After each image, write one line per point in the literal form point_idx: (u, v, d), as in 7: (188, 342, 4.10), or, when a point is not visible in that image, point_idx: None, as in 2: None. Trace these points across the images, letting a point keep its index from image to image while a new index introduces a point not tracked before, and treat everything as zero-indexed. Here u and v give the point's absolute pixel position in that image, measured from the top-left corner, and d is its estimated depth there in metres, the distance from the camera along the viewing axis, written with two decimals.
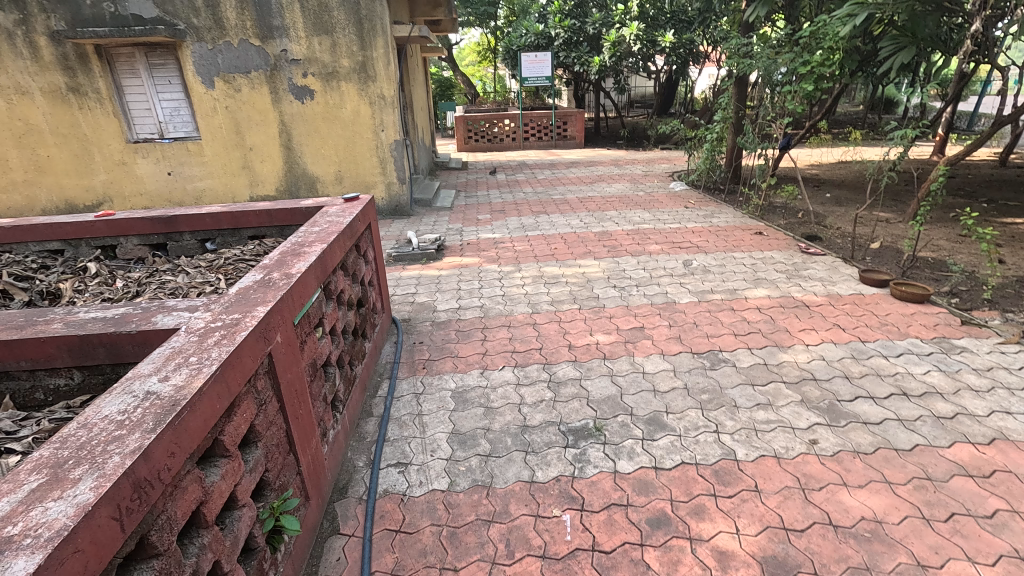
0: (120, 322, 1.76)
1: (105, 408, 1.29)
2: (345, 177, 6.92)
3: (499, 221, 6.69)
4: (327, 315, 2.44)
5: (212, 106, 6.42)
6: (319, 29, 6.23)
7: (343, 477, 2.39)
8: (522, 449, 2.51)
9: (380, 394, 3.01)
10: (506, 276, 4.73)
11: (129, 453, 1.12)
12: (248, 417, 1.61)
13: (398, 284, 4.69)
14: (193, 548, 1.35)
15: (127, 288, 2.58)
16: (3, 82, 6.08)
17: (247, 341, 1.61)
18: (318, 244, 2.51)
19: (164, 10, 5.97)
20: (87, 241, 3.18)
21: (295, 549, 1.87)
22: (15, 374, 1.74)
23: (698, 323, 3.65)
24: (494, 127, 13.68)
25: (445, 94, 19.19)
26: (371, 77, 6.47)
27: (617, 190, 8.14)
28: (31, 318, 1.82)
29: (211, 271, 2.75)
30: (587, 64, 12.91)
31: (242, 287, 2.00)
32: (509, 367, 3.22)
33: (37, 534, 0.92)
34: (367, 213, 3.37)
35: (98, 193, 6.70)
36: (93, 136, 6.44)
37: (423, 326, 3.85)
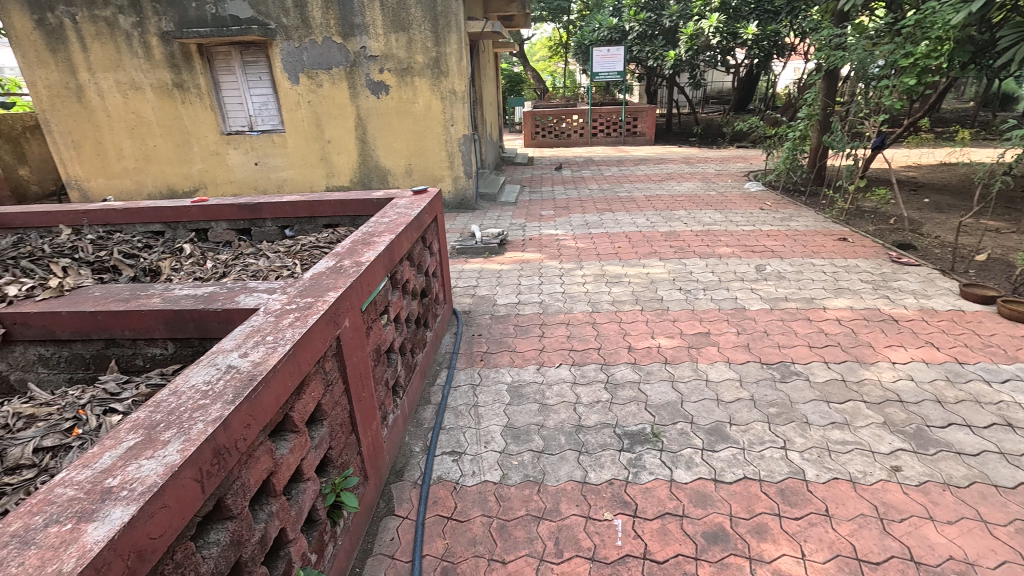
0: (209, 299, 1.91)
1: (192, 377, 1.41)
2: (414, 170, 7.12)
3: (562, 217, 6.64)
4: (392, 304, 2.52)
5: (297, 101, 6.82)
6: (396, 26, 6.44)
7: (399, 460, 2.48)
8: (575, 449, 2.49)
9: (438, 383, 3.09)
10: (566, 273, 4.69)
11: (211, 422, 1.21)
12: (316, 396, 1.70)
13: (460, 277, 4.78)
14: (262, 514, 1.45)
15: (215, 269, 2.80)
16: (122, 78, 6.76)
17: (318, 323, 1.69)
18: (386, 235, 2.60)
19: (258, 11, 6.39)
20: (183, 224, 3.49)
21: (353, 525, 1.95)
22: (120, 341, 1.94)
23: (769, 332, 3.44)
24: (562, 123, 13.57)
25: (514, 88, 19.20)
26: (444, 73, 6.61)
27: (688, 189, 7.85)
28: (135, 292, 2.02)
29: (289, 256, 2.92)
30: (661, 58, 12.51)
31: (316, 273, 2.11)
32: (566, 364, 3.19)
33: (132, 487, 1.02)
34: (434, 206, 3.45)
35: (194, 180, 7.30)
36: (193, 128, 7.02)
37: (482, 318, 3.91)
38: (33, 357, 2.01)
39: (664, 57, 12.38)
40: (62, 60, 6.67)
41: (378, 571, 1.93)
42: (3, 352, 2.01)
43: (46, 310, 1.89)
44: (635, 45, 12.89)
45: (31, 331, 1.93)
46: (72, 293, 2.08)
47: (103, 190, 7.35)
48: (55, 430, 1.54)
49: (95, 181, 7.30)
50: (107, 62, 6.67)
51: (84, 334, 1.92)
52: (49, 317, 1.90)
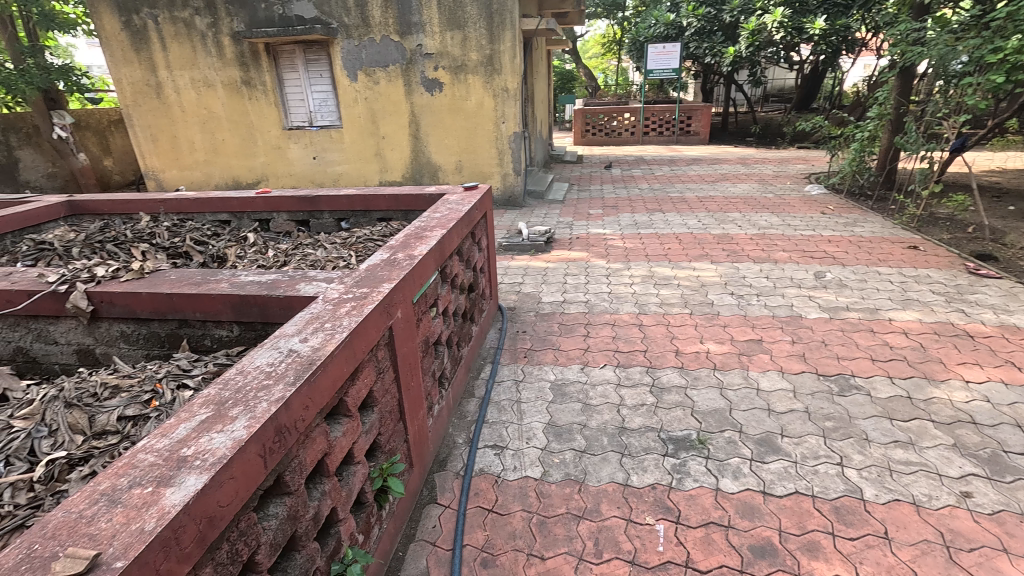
0: (272, 286, 2.01)
1: (257, 359, 1.49)
2: (464, 166, 7.21)
3: (611, 217, 6.56)
4: (441, 297, 2.58)
5: (354, 97, 7.05)
6: (452, 24, 6.54)
7: (443, 450, 2.53)
8: (618, 450, 2.46)
9: (482, 377, 3.14)
10: (613, 273, 4.63)
11: (275, 402, 1.28)
12: (368, 382, 1.77)
13: (506, 273, 4.81)
14: (316, 492, 1.52)
15: (277, 258, 2.94)
16: (196, 76, 7.19)
17: (373, 313, 1.76)
18: (438, 229, 2.66)
19: (322, 11, 6.65)
20: (248, 214, 3.69)
21: (398, 510, 2.02)
22: (191, 323, 2.08)
23: (827, 342, 3.29)
24: (613, 121, 13.39)
25: (564, 86, 19.08)
26: (497, 70, 6.65)
27: (743, 190, 7.58)
28: (206, 277, 2.16)
29: (345, 247, 3.03)
30: (719, 55, 12.11)
31: (371, 265, 2.19)
32: (611, 365, 3.16)
33: (204, 457, 1.10)
34: (484, 202, 3.49)
35: (256, 172, 7.67)
36: (258, 123, 7.37)
37: (527, 316, 3.92)
38: (116, 333, 2.19)
39: (722, 54, 11.97)
40: (145, 59, 7.17)
41: (420, 556, 1.98)
42: (91, 327, 2.20)
43: (130, 291, 2.05)
44: (693, 42, 12.55)
45: (115, 309, 2.11)
46: (151, 276, 2.24)
47: (175, 180, 7.85)
48: (135, 402, 1.67)
49: (169, 172, 7.81)
50: (183, 60, 7.12)
51: (160, 314, 2.07)
52: (131, 297, 2.06)
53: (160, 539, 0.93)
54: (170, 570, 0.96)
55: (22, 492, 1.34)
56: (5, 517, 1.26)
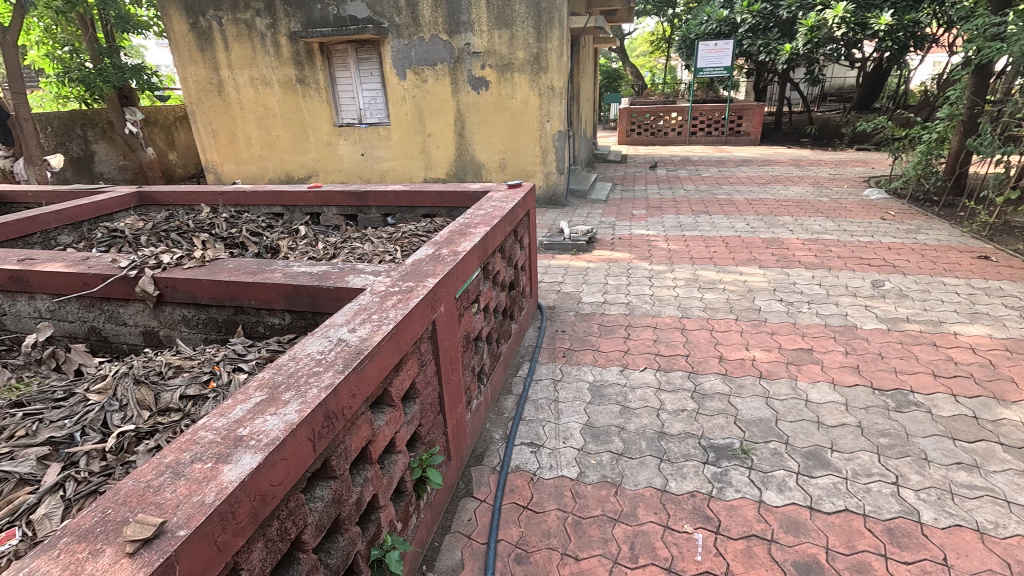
0: (322, 278, 2.09)
1: (309, 346, 1.56)
2: (508, 164, 7.24)
3: (655, 218, 6.44)
4: (483, 294, 2.60)
5: (403, 95, 7.20)
6: (500, 23, 6.57)
7: (480, 445, 2.56)
8: (657, 455, 2.42)
9: (520, 374, 3.15)
10: (656, 276, 4.55)
11: (324, 388, 1.33)
12: (411, 374, 1.81)
13: (547, 272, 4.80)
14: (360, 478, 1.56)
15: (326, 250, 3.04)
16: (255, 74, 7.52)
17: (417, 306, 1.79)
18: (482, 227, 2.68)
19: (374, 11, 6.82)
20: (300, 208, 3.83)
21: (435, 501, 2.05)
22: (246, 310, 2.18)
23: (884, 355, 3.12)
24: (659, 121, 13.15)
25: (610, 85, 18.90)
26: (544, 69, 6.64)
27: (796, 193, 7.29)
28: (261, 267, 2.26)
29: (390, 242, 3.11)
30: (774, 52, 11.68)
31: (417, 259, 2.23)
32: (652, 369, 3.11)
33: (259, 438, 1.16)
34: (527, 201, 3.50)
35: (307, 168, 7.94)
36: (310, 120, 7.63)
37: (566, 315, 3.90)
38: (179, 317, 2.33)
39: (778, 51, 11.52)
40: (209, 59, 7.55)
41: (455, 547, 2.01)
42: (156, 310, 2.34)
43: (192, 278, 2.17)
44: (746, 39, 12.16)
45: (178, 295, 2.24)
46: (211, 264, 2.37)
47: (233, 174, 8.24)
48: (196, 382, 1.77)
49: (227, 166, 8.20)
50: (244, 59, 7.45)
51: (218, 301, 2.18)
52: (193, 284, 2.18)
53: (218, 512, 0.98)
54: (227, 543, 1.01)
55: (96, 460, 1.45)
56: (82, 483, 1.37)
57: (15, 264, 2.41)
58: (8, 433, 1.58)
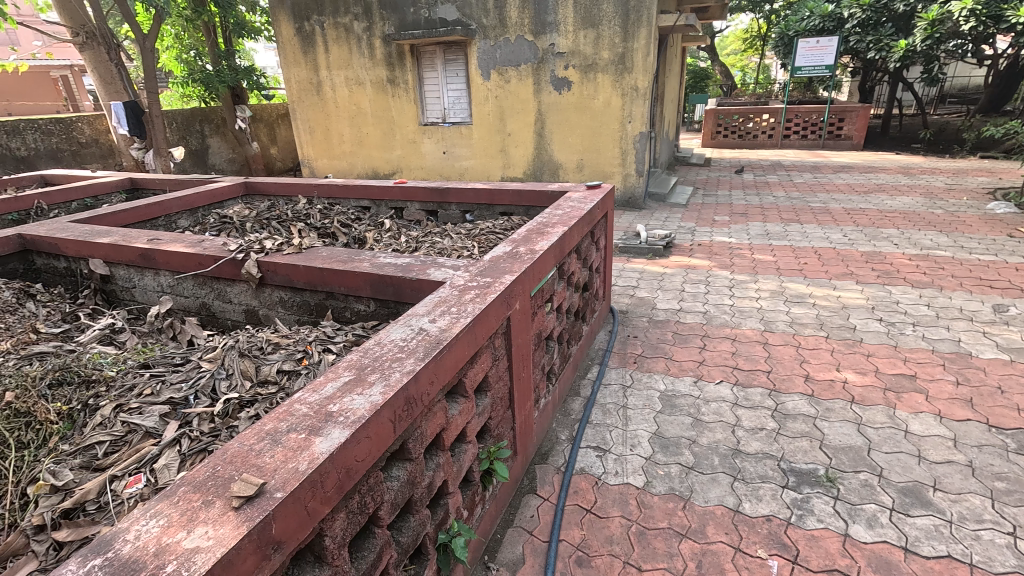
0: (406, 269, 2.19)
1: (393, 333, 1.64)
2: (586, 165, 7.17)
3: (739, 225, 6.13)
4: (557, 293, 2.61)
5: (486, 95, 7.35)
6: (587, 23, 6.53)
7: (545, 444, 2.57)
8: (730, 473, 2.31)
9: (589, 377, 3.13)
10: (738, 285, 4.33)
11: (406, 374, 1.40)
12: (484, 367, 1.85)
13: (621, 276, 4.72)
14: (432, 463, 1.63)
15: (409, 243, 3.18)
16: (350, 75, 7.98)
17: (494, 302, 1.83)
18: (560, 226, 2.69)
19: (463, 13, 7.03)
20: (386, 202, 4.03)
21: (499, 494, 2.09)
22: (336, 295, 2.34)
23: (1004, 389, 2.77)
24: (748, 123, 12.49)
25: (696, 86, 18.22)
26: (628, 69, 6.53)
27: (903, 204, 6.63)
28: (350, 256, 2.41)
29: (469, 238, 3.19)
30: (885, 49, 10.69)
31: (495, 256, 2.28)
32: (729, 383, 2.97)
33: (347, 415, 1.24)
34: (606, 202, 3.45)
35: (392, 164, 8.31)
36: (398, 118, 7.98)
37: (639, 321, 3.82)
38: (277, 299, 2.54)
39: (890, 48, 10.55)
40: (311, 60, 8.12)
41: (517, 542, 2.04)
42: (257, 291, 2.56)
43: (290, 263, 2.36)
44: (853, 35, 11.24)
45: (278, 278, 2.44)
46: (306, 251, 2.55)
47: (325, 168, 8.79)
48: (291, 359, 1.91)
49: (320, 161, 8.76)
50: (341, 61, 7.94)
51: (312, 286, 2.35)
52: (291, 269, 2.37)
53: (310, 479, 1.07)
54: (315, 509, 1.10)
55: (206, 422, 1.61)
56: (194, 440, 1.53)
57: (145, 243, 2.74)
58: (136, 390, 1.80)
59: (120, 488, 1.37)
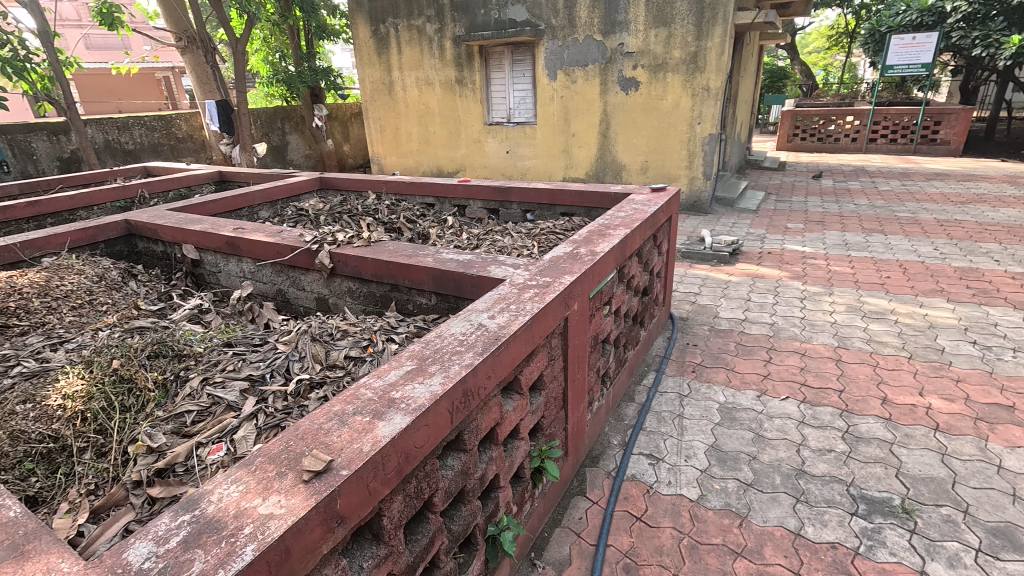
0: (467, 266, 2.24)
1: (454, 327, 1.69)
2: (650, 167, 7.01)
3: (815, 233, 5.78)
4: (616, 296, 2.58)
5: (551, 95, 7.35)
6: (658, 21, 6.39)
7: (597, 447, 2.55)
8: (793, 494, 2.20)
9: (644, 383, 3.07)
10: (810, 297, 4.09)
11: (465, 367, 1.43)
12: (540, 366, 1.86)
13: (682, 281, 4.59)
14: (485, 456, 1.66)
15: (470, 240, 3.25)
16: (420, 76, 8.23)
17: (553, 302, 1.84)
18: (622, 229, 2.66)
19: (532, 14, 7.07)
20: (450, 199, 4.13)
21: (549, 493, 2.09)
22: (400, 288, 2.44)
23: None
24: (829, 125, 11.75)
25: (773, 86, 17.35)
26: (700, 68, 6.32)
27: (1009, 217, 5.99)
28: (415, 250, 2.50)
29: (529, 237, 3.21)
30: (994, 45, 9.70)
31: (556, 256, 2.28)
32: (795, 400, 2.81)
33: (408, 403, 1.29)
34: (671, 205, 3.37)
35: (456, 163, 8.49)
36: (464, 118, 8.14)
37: (700, 329, 3.70)
38: (345, 289, 2.67)
39: (1001, 44, 9.56)
40: (384, 61, 8.44)
41: (564, 542, 2.04)
42: (329, 280, 2.72)
43: (359, 255, 2.48)
44: (956, 31, 10.27)
45: (347, 269, 2.57)
46: (374, 244, 2.67)
47: (392, 166, 9.12)
48: (357, 346, 2.02)
49: (389, 158, 9.10)
50: (413, 62, 8.20)
51: (378, 278, 2.46)
52: (360, 261, 2.49)
53: (372, 461, 1.12)
54: (376, 489, 1.15)
55: (280, 399, 1.73)
56: (269, 416, 1.65)
57: (231, 232, 2.97)
58: (221, 366, 1.96)
59: (205, 454, 1.51)
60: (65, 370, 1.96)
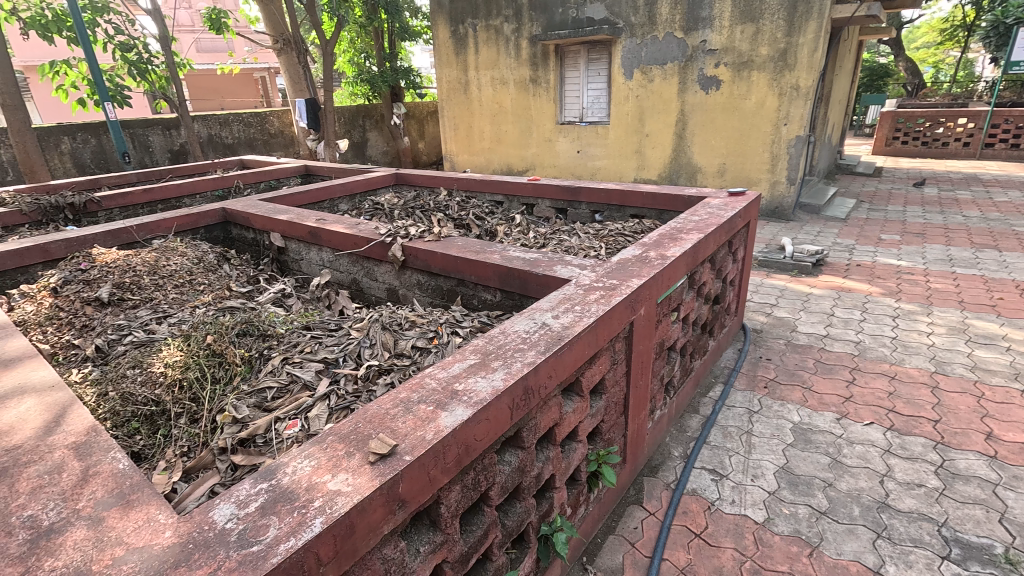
0: (534, 264, 2.25)
1: (517, 324, 1.70)
2: (728, 170, 6.70)
3: (913, 246, 5.27)
4: (685, 303, 2.48)
5: (626, 95, 7.20)
6: (745, 17, 6.08)
7: (656, 457, 2.48)
8: (872, 528, 2.02)
9: (711, 396, 2.94)
10: (904, 316, 3.74)
11: (527, 364, 1.44)
12: (602, 369, 1.84)
13: (758, 291, 4.35)
14: (542, 455, 1.66)
15: (537, 239, 3.26)
16: (496, 75, 8.33)
17: (619, 305, 1.80)
18: (695, 233, 2.56)
19: (611, 12, 6.95)
20: (518, 198, 4.16)
21: (604, 498, 2.06)
22: (466, 283, 2.49)
23: None
24: (937, 128, 10.66)
25: (872, 84, 15.99)
26: (789, 66, 5.96)
27: None
28: (483, 247, 2.53)
29: (597, 239, 3.17)
30: None
31: (624, 259, 2.24)
32: (881, 426, 2.58)
33: (469, 395, 1.32)
34: (749, 210, 3.20)
35: (526, 162, 8.53)
36: (537, 117, 8.16)
37: (774, 342, 3.49)
38: (415, 281, 2.77)
39: None
40: (461, 61, 8.63)
41: (617, 550, 2.00)
42: (399, 272, 2.82)
43: (430, 250, 2.56)
44: None
45: (417, 262, 2.66)
46: (444, 239, 2.74)
47: (464, 163, 9.32)
48: (423, 337, 2.08)
49: (461, 156, 9.30)
50: (489, 61, 8.32)
51: (446, 272, 2.53)
52: (430, 255, 2.57)
53: (434, 450, 1.16)
54: (436, 477, 1.18)
55: (350, 383, 1.82)
56: (340, 398, 1.75)
57: (314, 222, 3.16)
58: (299, 347, 2.10)
59: (282, 428, 1.62)
60: (167, 342, 2.17)
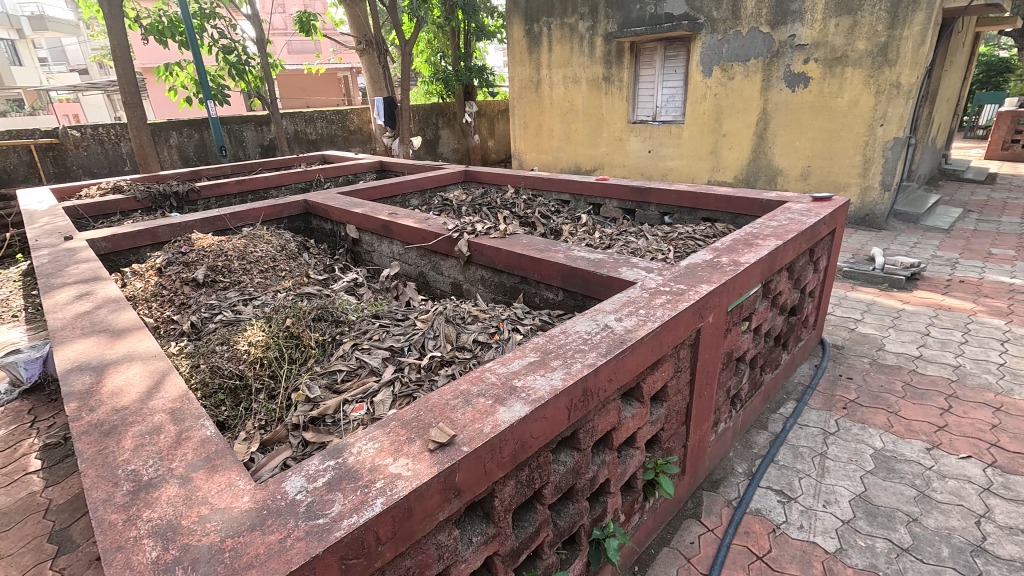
0: (598, 265, 2.22)
1: (579, 325, 1.68)
2: (813, 173, 6.28)
3: None
4: (757, 313, 2.35)
5: (704, 94, 6.92)
6: (841, 9, 5.65)
7: (718, 472, 2.38)
8: (964, 572, 1.83)
9: (782, 412, 2.77)
10: (1014, 341, 3.34)
11: (587, 365, 1.43)
12: (664, 376, 1.78)
13: (841, 304, 4.05)
14: (597, 459, 1.64)
15: (602, 240, 3.22)
16: (568, 74, 8.28)
17: (686, 311, 1.74)
18: (772, 239, 2.42)
19: (691, 6, 6.70)
20: (586, 198, 4.12)
21: (660, 508, 2.00)
22: (529, 281, 2.50)
23: None
24: None
25: (988, 82, 14.39)
26: (890, 62, 5.48)
27: None
28: (547, 245, 2.53)
29: (665, 241, 3.08)
30: None
31: (693, 263, 2.15)
32: (979, 462, 2.33)
33: (527, 393, 1.32)
34: (836, 217, 2.98)
35: (595, 161, 8.43)
36: (608, 115, 8.03)
37: (857, 360, 3.23)
38: (478, 277, 2.82)
39: None
40: (534, 60, 8.65)
41: (671, 563, 1.94)
42: (464, 267, 2.88)
43: (495, 247, 2.59)
44: None
45: (482, 258, 2.70)
46: (509, 236, 2.77)
47: (532, 161, 9.36)
48: (484, 333, 2.11)
49: (529, 154, 9.35)
50: (562, 60, 8.28)
51: (509, 269, 2.56)
52: (495, 252, 2.61)
53: (491, 443, 1.18)
54: (491, 470, 1.20)
55: (413, 371, 1.88)
56: (404, 385, 1.81)
57: (386, 216, 3.30)
58: (368, 334, 2.20)
59: (349, 410, 1.71)
60: (251, 322, 2.35)
